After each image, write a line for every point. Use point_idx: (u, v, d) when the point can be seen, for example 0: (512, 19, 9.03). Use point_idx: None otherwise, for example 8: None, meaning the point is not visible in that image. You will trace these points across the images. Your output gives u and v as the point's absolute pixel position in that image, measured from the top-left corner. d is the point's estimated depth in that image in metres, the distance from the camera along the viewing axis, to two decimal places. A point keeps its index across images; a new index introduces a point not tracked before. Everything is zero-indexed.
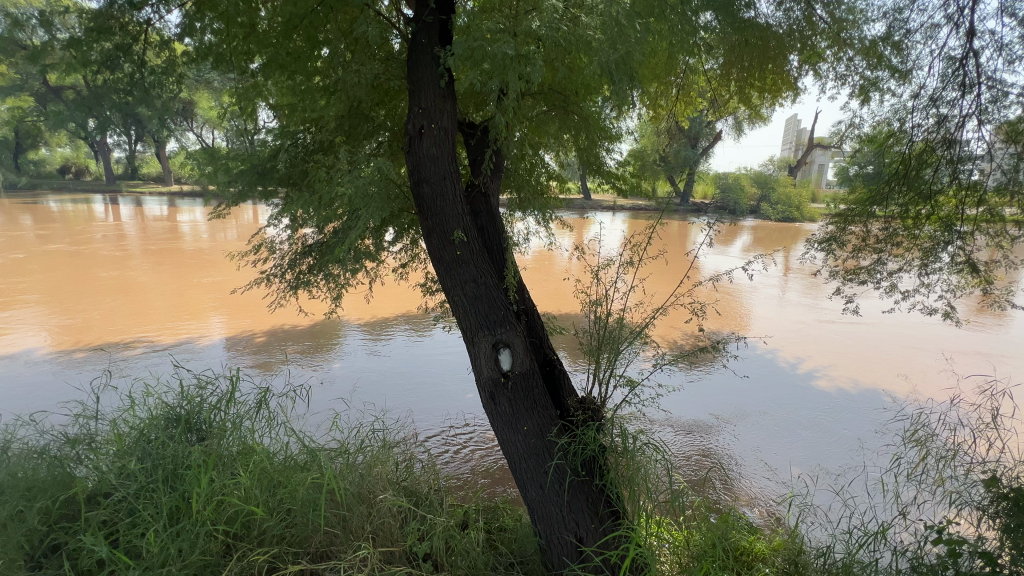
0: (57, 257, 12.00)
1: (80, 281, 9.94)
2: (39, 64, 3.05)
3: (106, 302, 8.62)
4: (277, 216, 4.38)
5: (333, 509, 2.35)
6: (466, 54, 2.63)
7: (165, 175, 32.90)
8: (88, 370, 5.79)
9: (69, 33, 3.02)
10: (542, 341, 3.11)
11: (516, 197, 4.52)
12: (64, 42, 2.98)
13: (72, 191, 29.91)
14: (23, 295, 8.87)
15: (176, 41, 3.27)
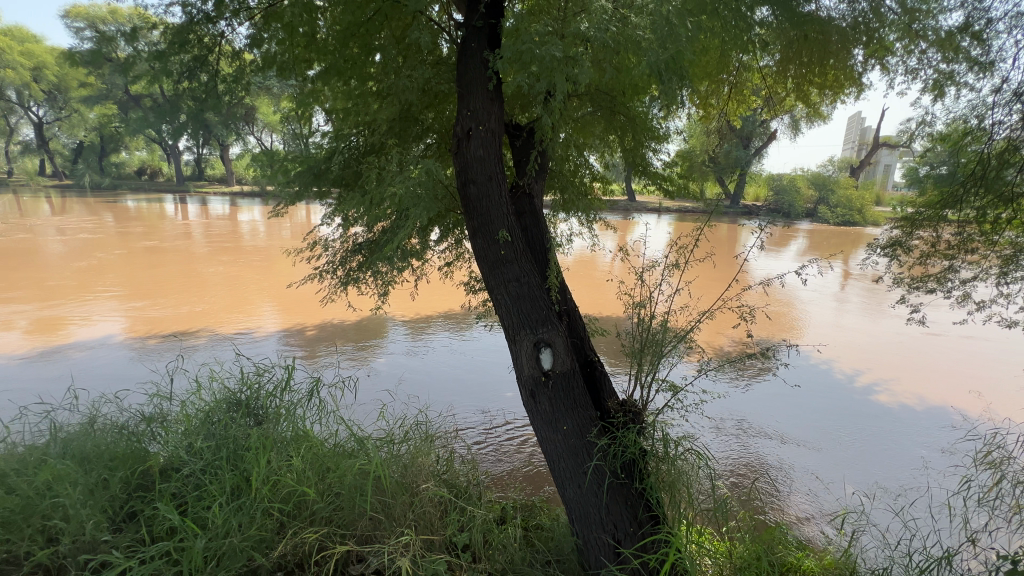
0: (133, 252, 13.04)
1: (152, 275, 10.76)
2: (127, 75, 3.35)
3: (174, 295, 9.30)
4: (330, 216, 4.59)
5: (378, 497, 2.45)
6: (514, 57, 2.67)
7: (229, 177, 35.13)
8: (161, 355, 6.29)
9: (153, 47, 3.29)
10: (583, 341, 3.10)
11: (560, 198, 4.54)
12: (148, 55, 3.25)
13: (147, 191, 32.48)
14: (105, 286, 9.72)
15: (245, 52, 3.50)
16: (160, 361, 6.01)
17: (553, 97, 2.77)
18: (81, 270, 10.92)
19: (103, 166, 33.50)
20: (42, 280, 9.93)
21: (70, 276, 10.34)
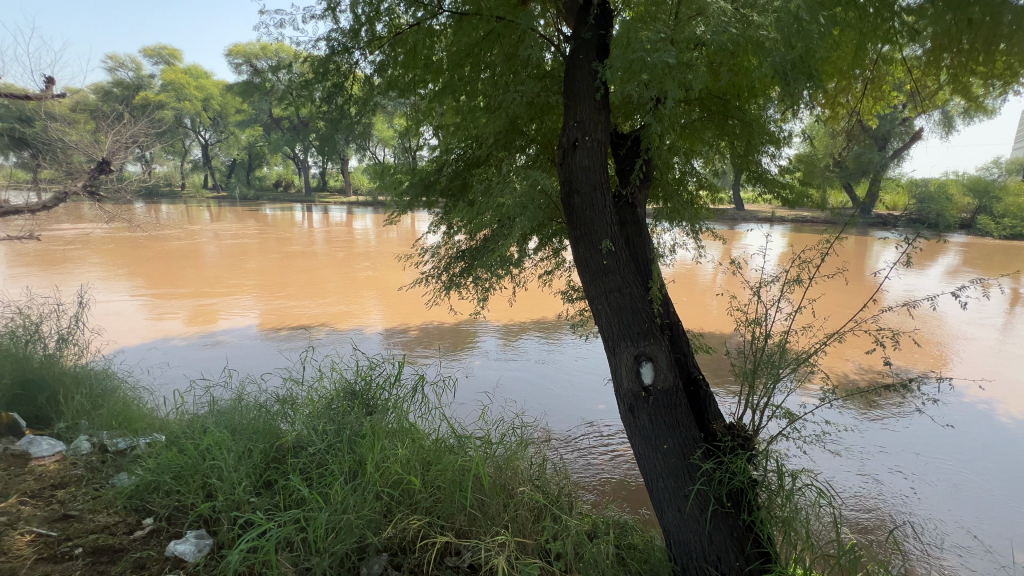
0: (270, 255, 15.01)
1: (283, 276, 12.27)
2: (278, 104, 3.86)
3: (300, 293, 10.51)
4: (436, 225, 4.89)
5: (477, 493, 2.55)
6: (624, 67, 2.65)
7: (347, 188, 38.93)
8: (293, 345, 7.12)
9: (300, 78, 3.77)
10: (687, 358, 2.96)
11: (663, 207, 4.37)
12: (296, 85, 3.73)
13: (282, 201, 37.16)
14: (248, 284, 11.26)
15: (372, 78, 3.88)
16: (290, 350, 6.83)
17: (663, 104, 2.69)
18: (231, 270, 12.80)
19: (250, 180, 39.14)
20: (202, 277, 11.80)
21: (222, 275, 12.18)
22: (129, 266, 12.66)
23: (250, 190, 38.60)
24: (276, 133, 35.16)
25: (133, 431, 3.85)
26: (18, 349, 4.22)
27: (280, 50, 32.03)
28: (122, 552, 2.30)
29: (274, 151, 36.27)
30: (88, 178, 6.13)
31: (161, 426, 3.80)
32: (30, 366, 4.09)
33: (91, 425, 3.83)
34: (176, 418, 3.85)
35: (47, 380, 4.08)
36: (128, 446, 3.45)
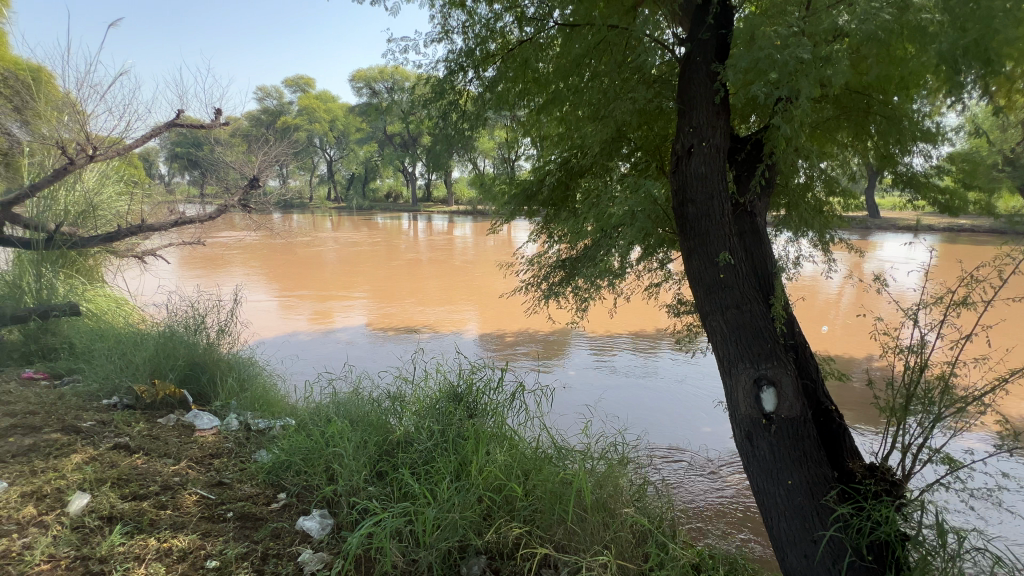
0: (379, 261, 16.39)
1: (390, 281, 13.31)
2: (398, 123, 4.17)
3: (404, 297, 11.30)
4: (536, 235, 4.95)
5: (578, 507, 2.51)
6: (750, 67, 2.46)
7: (449, 198, 41.10)
8: (404, 345, 7.61)
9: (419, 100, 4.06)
10: (816, 385, 2.66)
11: (785, 215, 3.99)
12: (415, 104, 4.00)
13: (392, 211, 40.32)
14: (362, 287, 12.36)
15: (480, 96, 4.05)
16: (397, 350, 7.35)
17: (794, 104, 2.45)
18: (346, 274, 14.17)
19: (365, 192, 43.27)
20: (324, 280, 13.19)
21: (340, 279, 13.53)
22: (267, 269, 14.59)
23: (365, 200, 42.70)
24: (389, 149, 38.59)
25: (270, 414, 4.39)
26: (188, 337, 5.04)
27: (394, 74, 35.33)
28: (262, 520, 2.59)
29: (387, 164, 39.80)
30: (242, 193, 7.29)
31: (291, 412, 4.31)
32: (196, 351, 4.87)
33: (239, 405, 4.43)
34: (303, 406, 4.34)
35: (208, 363, 4.82)
36: (266, 427, 3.95)
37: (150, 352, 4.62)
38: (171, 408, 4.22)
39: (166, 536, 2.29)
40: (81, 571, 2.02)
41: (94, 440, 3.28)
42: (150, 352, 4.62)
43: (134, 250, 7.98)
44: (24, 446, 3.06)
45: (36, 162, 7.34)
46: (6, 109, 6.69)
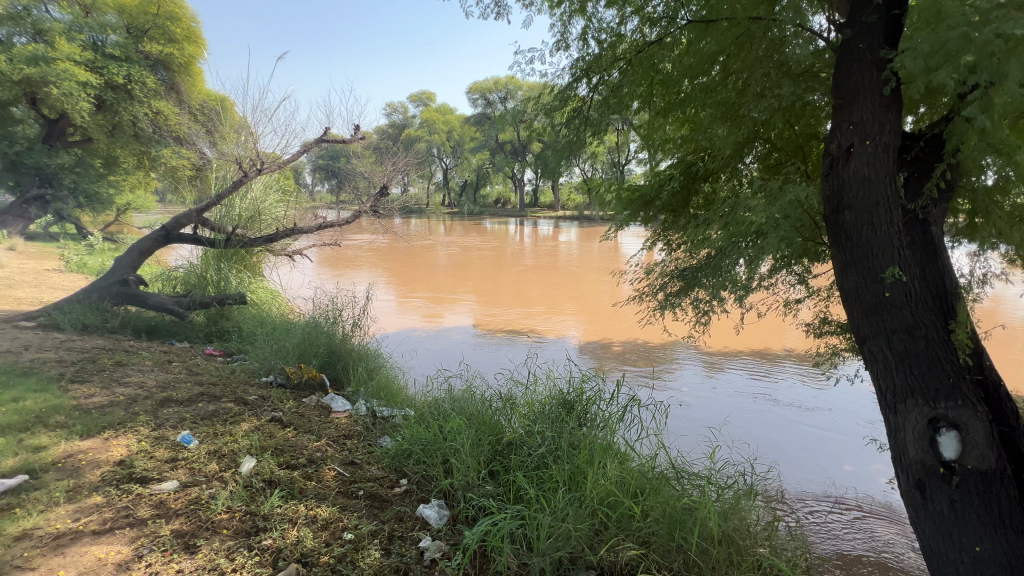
0: (487, 265, 17.06)
1: (497, 284, 13.77)
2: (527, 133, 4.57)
3: (509, 301, 11.61)
4: (652, 242, 4.74)
5: (701, 537, 2.34)
6: (935, 50, 2.10)
7: (556, 204, 41.34)
8: (518, 349, 7.70)
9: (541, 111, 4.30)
10: (1015, 432, 2.21)
11: (967, 224, 3.34)
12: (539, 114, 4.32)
13: (499, 216, 41.70)
14: (470, 290, 12.92)
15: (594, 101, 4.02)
16: (505, 351, 7.54)
17: (995, 91, 2.02)
18: (457, 276, 14.96)
19: (476, 198, 45.45)
20: (436, 282, 14.05)
21: (451, 280, 14.33)
22: (389, 270, 15.97)
23: (476, 206, 44.85)
24: (500, 156, 40.18)
25: (391, 403, 4.78)
26: (328, 327, 5.69)
27: (508, 84, 36.79)
28: (387, 502, 2.80)
29: (497, 171, 41.42)
30: (373, 201, 8.12)
31: (411, 403, 4.64)
32: (334, 340, 5.48)
33: (366, 392, 4.88)
34: (421, 399, 4.65)
35: (343, 352, 5.38)
36: (389, 415, 4.30)
37: (298, 340, 5.31)
38: (313, 389, 4.79)
39: (312, 505, 2.57)
40: (250, 525, 2.36)
41: (257, 411, 3.84)
42: (298, 339, 5.30)
43: (287, 249, 9.25)
44: (208, 411, 3.69)
45: (221, 175, 8.89)
46: (202, 132, 8.19)
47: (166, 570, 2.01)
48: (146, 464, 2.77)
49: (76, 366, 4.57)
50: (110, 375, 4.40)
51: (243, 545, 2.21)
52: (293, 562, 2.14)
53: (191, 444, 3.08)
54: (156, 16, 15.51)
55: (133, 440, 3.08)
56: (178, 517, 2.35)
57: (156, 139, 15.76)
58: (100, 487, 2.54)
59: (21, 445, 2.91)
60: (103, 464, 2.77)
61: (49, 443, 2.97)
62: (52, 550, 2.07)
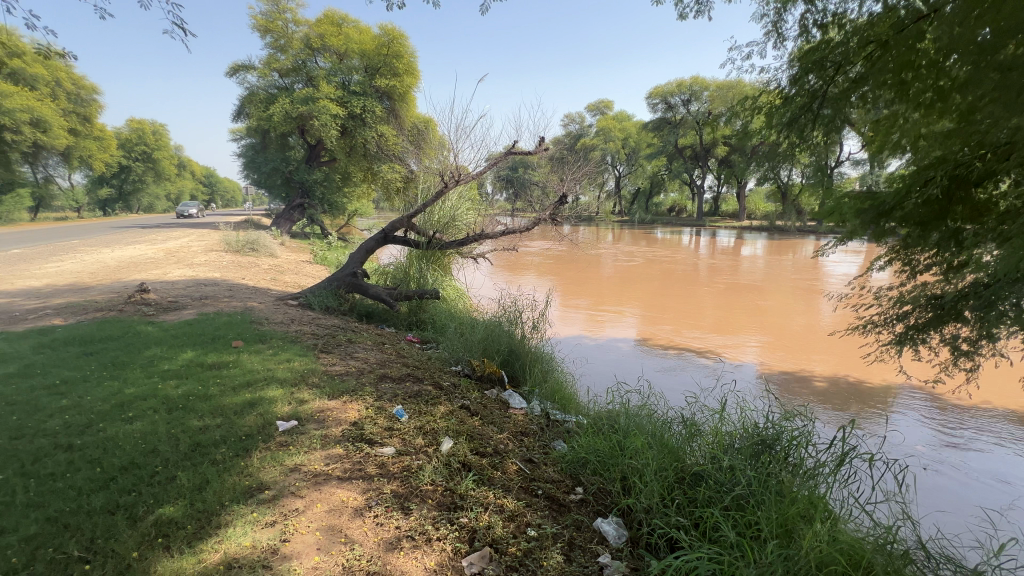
0: (657, 277, 16.33)
1: (667, 297, 13.08)
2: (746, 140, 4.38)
3: (681, 317, 10.89)
4: (886, 261, 3.88)
5: None
6: None
7: (740, 213, 37.39)
8: (697, 369, 7.09)
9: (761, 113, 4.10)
10: None
11: None
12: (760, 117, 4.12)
13: (673, 225, 39.59)
14: (637, 302, 12.47)
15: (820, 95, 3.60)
16: (680, 369, 7.04)
17: None
18: (624, 287, 14.65)
19: (648, 205, 43.90)
20: (602, 291, 13.93)
21: (619, 290, 14.08)
22: (558, 276, 16.47)
23: (647, 214, 43.36)
24: (678, 162, 38.15)
25: (563, 408, 4.88)
26: (507, 327, 6.09)
27: (692, 85, 34.69)
28: (565, 507, 2.84)
29: (673, 178, 39.40)
30: (552, 210, 8.40)
31: (582, 411, 4.66)
32: (513, 340, 5.82)
33: (541, 393, 5.07)
34: (593, 409, 4.64)
35: (521, 352, 5.66)
36: (562, 419, 4.38)
37: (483, 335, 5.77)
38: (493, 383, 5.17)
39: (499, 494, 2.76)
40: (450, 501, 2.63)
41: (450, 397, 4.30)
42: (482, 335, 5.77)
43: (473, 252, 10.23)
44: (413, 391, 4.26)
45: (426, 186, 10.28)
46: (414, 150, 9.57)
47: (389, 524, 2.37)
48: (372, 428, 3.32)
49: (322, 339, 5.76)
50: (344, 349, 5.43)
51: (445, 517, 2.48)
52: (487, 545, 2.33)
53: (402, 418, 3.61)
54: (386, 56, 18.85)
55: (361, 406, 3.73)
56: (394, 479, 2.76)
57: (379, 157, 19.10)
58: (341, 441, 3.14)
59: (292, 397, 3.78)
60: (342, 422, 3.42)
61: (309, 398, 3.79)
62: (313, 485, 2.63)
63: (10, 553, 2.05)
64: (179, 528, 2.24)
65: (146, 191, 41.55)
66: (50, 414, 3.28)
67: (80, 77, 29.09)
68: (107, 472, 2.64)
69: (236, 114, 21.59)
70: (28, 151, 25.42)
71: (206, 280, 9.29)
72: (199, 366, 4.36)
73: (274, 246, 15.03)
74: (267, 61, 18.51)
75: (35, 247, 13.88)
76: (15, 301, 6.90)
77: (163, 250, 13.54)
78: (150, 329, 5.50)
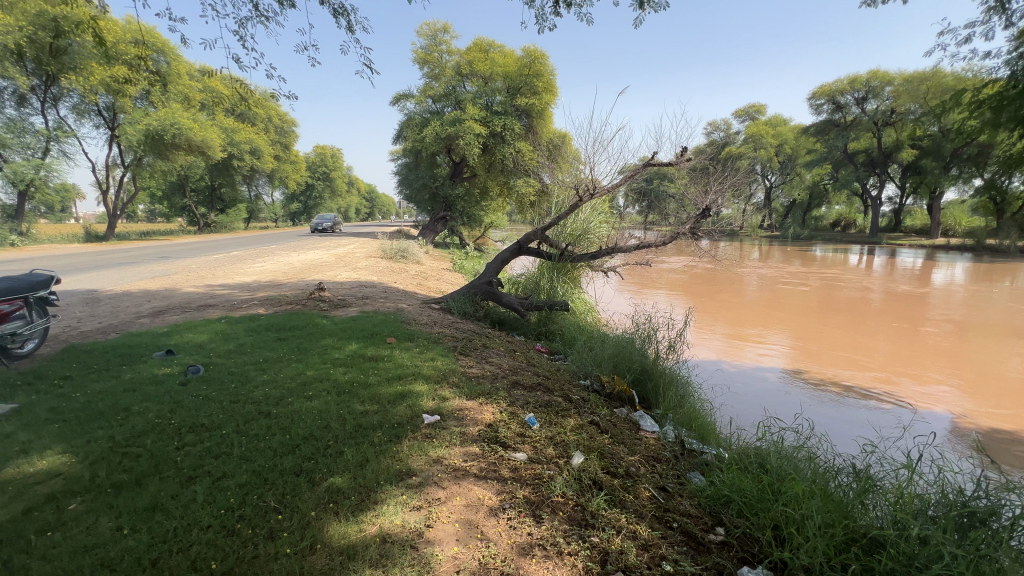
0: (813, 301, 14.32)
1: (827, 326, 11.37)
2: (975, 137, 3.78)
3: (845, 350, 9.36)
4: None
5: None
6: None
7: (931, 228, 31.00)
8: (869, 413, 5.98)
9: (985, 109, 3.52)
10: None
11: None
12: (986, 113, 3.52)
13: (837, 242, 34.41)
14: (787, 329, 11.05)
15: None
16: (848, 411, 6.01)
17: None
18: (772, 311, 13.11)
19: (805, 219, 38.77)
20: (744, 314, 12.67)
21: (765, 314, 12.65)
22: (693, 294, 15.40)
23: (804, 228, 38.29)
24: (847, 169, 33.08)
25: (701, 438, 4.49)
26: (640, 344, 5.84)
27: (869, 81, 29.95)
28: (705, 547, 2.60)
29: (839, 187, 34.23)
30: (693, 223, 7.88)
31: (724, 445, 4.24)
32: (646, 359, 5.55)
33: (675, 418, 4.74)
34: (737, 444, 4.19)
35: (654, 372, 5.38)
36: (699, 449, 4.04)
37: (614, 351, 5.61)
38: (623, 402, 4.99)
39: (632, 519, 2.65)
40: (580, 516, 2.60)
41: (580, 411, 4.26)
42: (613, 351, 5.62)
43: (604, 265, 10.07)
44: (543, 401, 4.32)
45: (559, 200, 10.43)
46: (549, 165, 9.83)
47: (522, 529, 2.43)
48: (505, 432, 3.46)
49: (460, 342, 6.18)
50: (479, 353, 5.77)
51: (576, 533, 2.45)
52: (618, 570, 2.24)
53: (534, 426, 3.68)
54: (527, 76, 19.76)
55: (496, 409, 3.90)
56: (526, 486, 2.82)
57: (515, 172, 19.98)
58: (477, 441, 3.32)
59: (436, 393, 4.11)
60: (479, 423, 3.62)
61: (450, 396, 4.08)
62: (453, 479, 2.81)
63: (229, 494, 2.56)
64: (345, 497, 2.58)
65: (324, 205, 49.40)
66: (256, 386, 4.05)
67: (285, 114, 35.94)
68: (295, 439, 3.17)
69: (395, 137, 24.54)
70: (247, 174, 32.10)
71: (367, 282, 10.66)
72: (361, 357, 5.00)
73: (421, 254, 16.64)
74: (424, 89, 20.73)
75: (247, 250, 17.38)
76: (234, 293, 8.71)
77: (335, 255, 15.90)
78: (324, 322, 6.47)
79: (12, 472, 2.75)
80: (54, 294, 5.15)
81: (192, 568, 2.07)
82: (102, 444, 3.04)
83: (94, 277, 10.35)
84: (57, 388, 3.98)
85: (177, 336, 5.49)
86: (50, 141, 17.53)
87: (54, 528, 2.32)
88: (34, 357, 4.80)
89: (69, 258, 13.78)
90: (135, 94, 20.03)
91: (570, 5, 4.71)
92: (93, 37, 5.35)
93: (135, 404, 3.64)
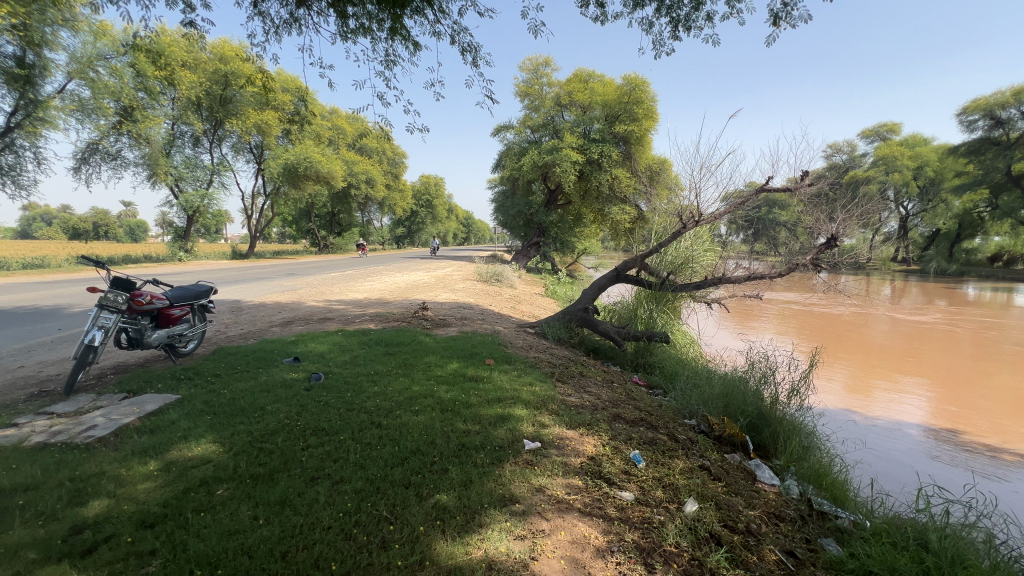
0: (965, 349, 12.21)
1: (985, 380, 9.59)
2: None
3: (1013, 410, 7.80)
4: None
5: None
6: None
7: None
8: None
9: None
10: None
11: None
12: None
13: (998, 279, 29.21)
14: (927, 380, 9.54)
15: None
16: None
17: None
18: (911, 358, 11.35)
19: (953, 251, 33.11)
20: (873, 359, 11.18)
21: (902, 362, 10.97)
22: (809, 333, 13.92)
23: (951, 262, 32.83)
24: (1011, 194, 27.98)
25: (834, 499, 3.89)
26: (753, 385, 5.32)
27: None
28: None
29: (1001, 216, 29.01)
30: (815, 252, 7.13)
31: (865, 511, 3.64)
32: (762, 402, 5.01)
33: (798, 472, 4.19)
34: (883, 512, 3.57)
35: (772, 418, 4.81)
36: (832, 512, 3.50)
37: (724, 390, 5.15)
38: (735, 447, 4.52)
39: None
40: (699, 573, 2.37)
41: (689, 453, 3.94)
42: (724, 390, 5.15)
43: (708, 297, 9.41)
44: (649, 438, 4.07)
45: (659, 227, 10.00)
46: (648, 190, 9.53)
47: None
48: (610, 468, 3.30)
49: (558, 368, 6.12)
50: (577, 381, 5.63)
51: None
52: None
53: (640, 464, 3.47)
54: (626, 103, 19.53)
55: (597, 442, 3.75)
56: (635, 529, 2.63)
57: (611, 199, 19.69)
58: (580, 473, 3.19)
59: (535, 419, 4.07)
60: (580, 454, 3.49)
61: (549, 424, 4.01)
62: (557, 511, 2.72)
63: (347, 498, 2.72)
64: (451, 516, 2.60)
65: (426, 230, 52.90)
66: (369, 397, 4.32)
67: (396, 147, 39.56)
68: (403, 452, 3.30)
69: (494, 165, 25.61)
70: (362, 201, 35.73)
71: (464, 304, 11.04)
72: (462, 376, 5.15)
73: (515, 278, 16.95)
74: (524, 120, 21.62)
75: (358, 270, 19.10)
76: (348, 309, 9.46)
77: (436, 277, 16.78)
78: (427, 340, 6.78)
79: (175, 454, 3.19)
80: (211, 301, 5.98)
81: (315, 566, 2.20)
82: (243, 437, 3.42)
83: (238, 290, 11.94)
84: (211, 384, 4.60)
85: (302, 345, 6.09)
86: (213, 174, 20.91)
87: (205, 510, 2.62)
88: (192, 356, 5.63)
89: (219, 272, 16.10)
90: (279, 133, 23.39)
91: (691, 27, 4.59)
92: (254, 85, 6.25)
93: (269, 403, 4.07)
